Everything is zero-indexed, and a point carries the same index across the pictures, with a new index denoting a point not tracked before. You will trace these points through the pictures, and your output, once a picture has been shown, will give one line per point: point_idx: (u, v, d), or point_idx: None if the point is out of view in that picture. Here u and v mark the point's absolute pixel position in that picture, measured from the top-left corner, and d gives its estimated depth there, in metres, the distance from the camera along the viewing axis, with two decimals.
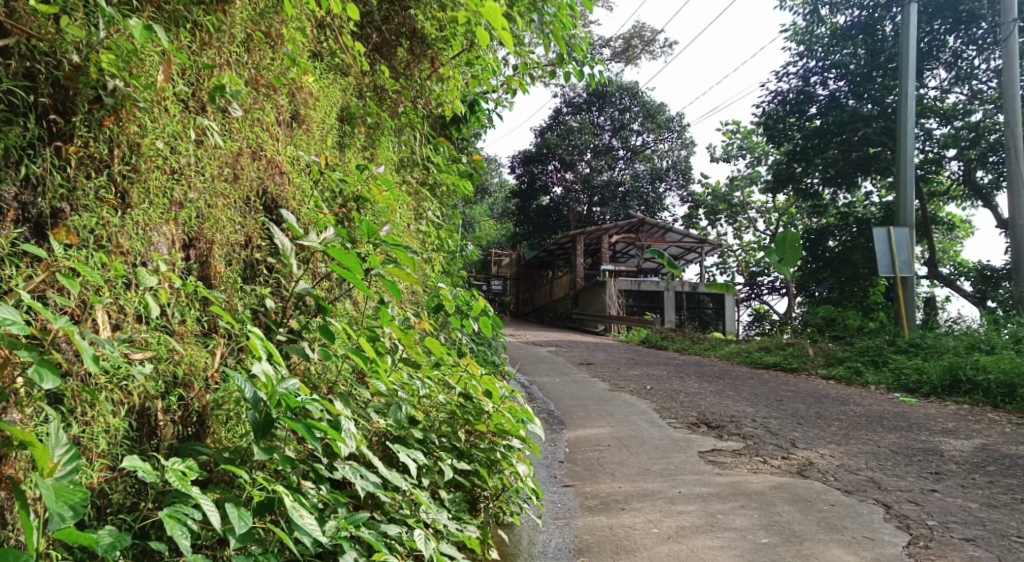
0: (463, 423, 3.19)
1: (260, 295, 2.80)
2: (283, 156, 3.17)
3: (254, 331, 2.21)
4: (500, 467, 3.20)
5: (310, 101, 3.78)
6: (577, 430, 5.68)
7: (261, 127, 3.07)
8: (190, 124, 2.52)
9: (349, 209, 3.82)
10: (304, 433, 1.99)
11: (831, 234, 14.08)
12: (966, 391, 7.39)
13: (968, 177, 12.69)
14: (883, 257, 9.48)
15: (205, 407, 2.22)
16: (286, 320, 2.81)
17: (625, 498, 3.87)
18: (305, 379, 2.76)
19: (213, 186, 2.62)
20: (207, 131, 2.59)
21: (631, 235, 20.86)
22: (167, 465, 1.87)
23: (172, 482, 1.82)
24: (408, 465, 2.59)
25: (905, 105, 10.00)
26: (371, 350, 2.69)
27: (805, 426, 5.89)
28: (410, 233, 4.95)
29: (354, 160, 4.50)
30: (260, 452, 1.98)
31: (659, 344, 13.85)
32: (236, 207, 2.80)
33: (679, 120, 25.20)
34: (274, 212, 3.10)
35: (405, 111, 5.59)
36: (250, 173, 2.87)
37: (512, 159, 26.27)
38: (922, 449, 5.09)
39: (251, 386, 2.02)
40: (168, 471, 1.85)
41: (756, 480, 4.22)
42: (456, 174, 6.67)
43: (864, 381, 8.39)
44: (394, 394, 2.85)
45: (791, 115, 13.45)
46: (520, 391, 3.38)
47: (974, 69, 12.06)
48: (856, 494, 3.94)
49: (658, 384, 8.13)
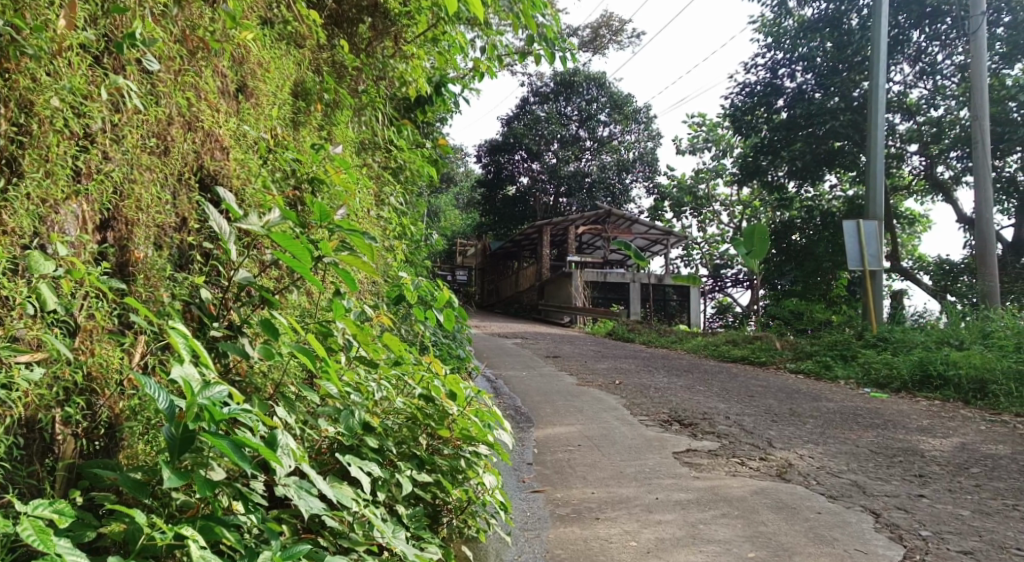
0: (424, 428, 2.90)
1: (193, 285, 2.48)
2: (225, 131, 2.88)
3: (177, 328, 1.91)
4: (466, 478, 2.91)
5: (256, 72, 3.52)
6: (546, 428, 5.41)
7: (197, 94, 2.77)
8: (101, 82, 2.20)
9: (303, 192, 3.52)
10: (228, 453, 1.66)
11: (795, 227, 13.82)
12: (938, 386, 7.24)
13: (929, 171, 12.63)
14: (852, 250, 9.30)
15: (116, 415, 1.95)
16: (222, 314, 2.51)
17: (600, 506, 3.61)
18: (245, 381, 2.48)
19: (135, 157, 2.31)
20: (124, 92, 2.27)
21: (598, 226, 20.63)
22: (25, 513, 1.54)
23: (28, 537, 1.51)
24: (361, 481, 2.31)
25: (876, 95, 9.85)
26: (318, 345, 2.39)
27: (780, 423, 5.66)
28: (370, 219, 4.63)
29: (310, 139, 4.17)
30: (171, 478, 1.67)
31: (625, 335, 13.64)
32: (166, 184, 2.49)
33: (646, 111, 24.95)
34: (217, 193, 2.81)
35: (367, 90, 5.25)
36: (181, 146, 2.56)
37: (479, 148, 25.88)
38: (902, 449, 4.88)
39: (166, 396, 1.70)
40: (25, 521, 1.53)
41: (736, 484, 3.99)
42: (421, 159, 6.32)
43: (834, 375, 8.23)
44: (347, 398, 2.54)
45: (760, 107, 13.25)
46: (486, 394, 3.09)
47: (937, 64, 11.99)
48: (842, 500, 3.70)
49: (627, 379, 7.88)
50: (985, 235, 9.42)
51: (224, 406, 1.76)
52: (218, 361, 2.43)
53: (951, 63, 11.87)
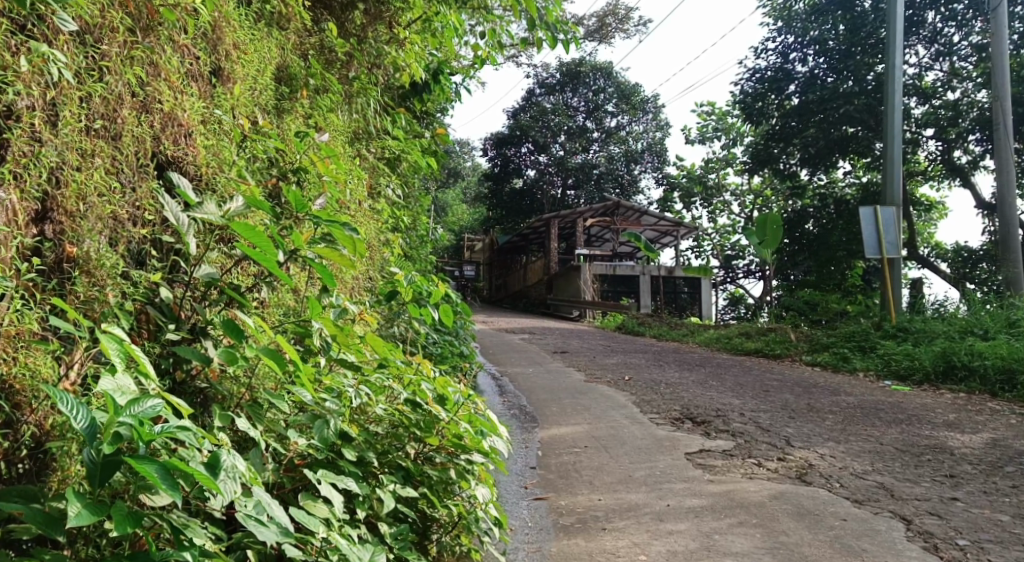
0: (411, 437, 2.65)
1: (150, 283, 2.26)
2: (190, 116, 2.66)
3: (110, 331, 1.67)
4: (458, 489, 2.66)
5: (233, 55, 3.31)
6: (551, 428, 5.15)
7: (155, 73, 2.54)
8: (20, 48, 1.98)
9: (284, 181, 3.30)
10: (153, 480, 1.38)
11: (809, 215, 13.46)
12: (962, 377, 6.92)
13: (945, 156, 12.30)
14: (869, 237, 8.94)
15: (45, 433, 1.71)
16: (185, 315, 2.28)
17: (607, 515, 3.36)
18: (212, 389, 2.26)
19: (69, 134, 2.09)
20: (50, 62, 2.04)
21: (606, 218, 20.34)
22: None
23: None
24: (332, 499, 2.08)
25: (893, 77, 9.51)
26: (290, 349, 2.19)
27: (797, 420, 5.38)
28: (363, 211, 4.39)
29: (295, 126, 3.91)
30: (80, 512, 1.39)
31: (635, 329, 13.36)
32: (117, 172, 2.27)
33: (654, 101, 24.61)
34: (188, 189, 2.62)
35: (358, 76, 4.98)
36: (133, 128, 2.33)
37: (485, 142, 25.58)
38: (929, 447, 4.58)
39: (85, 413, 1.44)
40: None
41: (753, 488, 3.72)
42: (419, 149, 6.06)
43: (852, 367, 7.92)
44: (322, 406, 2.32)
45: (770, 93, 12.93)
46: (479, 398, 2.85)
47: (953, 45, 11.62)
48: (869, 505, 3.43)
49: (636, 374, 7.61)
50: (1008, 219, 9.05)
51: (153, 424, 1.49)
52: (177, 367, 2.21)
53: (968, 44, 11.48)
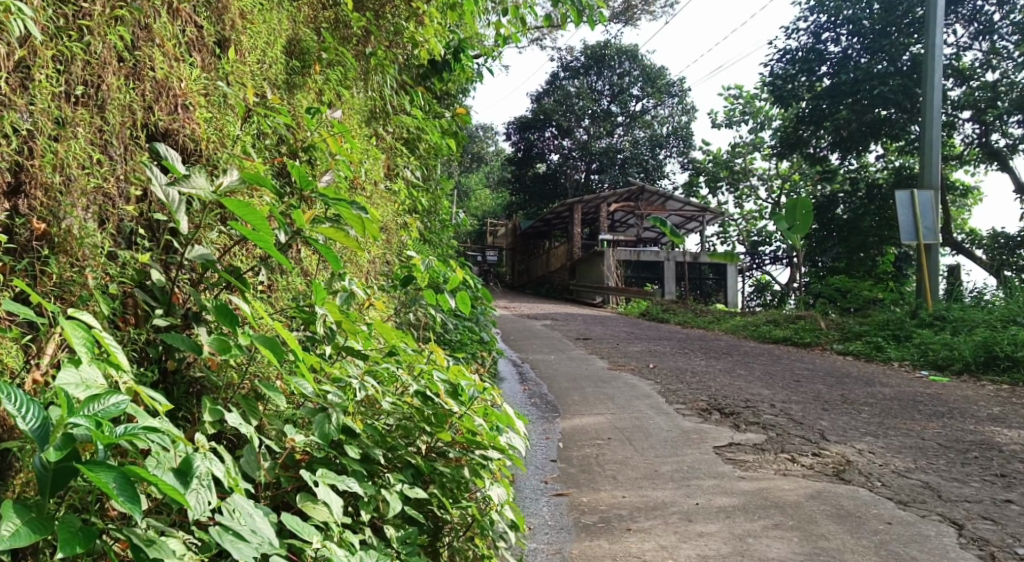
0: (423, 432, 2.46)
1: (140, 265, 2.08)
2: (189, 85, 2.47)
3: (75, 319, 1.49)
4: (471, 489, 2.47)
5: (239, 24, 3.09)
6: (573, 419, 4.94)
7: (148, 37, 2.34)
8: None
9: (293, 160, 3.10)
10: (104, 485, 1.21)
11: (839, 200, 13.09)
12: (1006, 368, 6.61)
13: (983, 139, 11.90)
14: (906, 222, 8.61)
15: (7, 430, 1.55)
16: (177, 303, 2.10)
17: (631, 514, 3.16)
18: (207, 380, 2.08)
19: (40, 97, 1.91)
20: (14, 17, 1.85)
21: (630, 203, 20.03)
22: None
23: None
24: (329, 501, 1.89)
25: (932, 57, 9.11)
26: (289, 338, 1.99)
27: (833, 412, 5.13)
28: (379, 191, 4.19)
29: (306, 101, 3.69)
30: (22, 525, 1.23)
31: (660, 316, 13.09)
32: (104, 143, 2.10)
33: (680, 84, 24.20)
34: (186, 163, 2.44)
35: (375, 52, 4.71)
36: (118, 95, 2.15)
37: (508, 126, 25.31)
38: (976, 443, 4.33)
39: (36, 413, 1.29)
40: None
41: (788, 486, 3.50)
42: (439, 129, 5.85)
43: (887, 357, 7.64)
44: (325, 398, 2.14)
45: (801, 74, 12.54)
46: (495, 390, 2.65)
47: (994, 23, 11.16)
48: (915, 507, 3.19)
49: (661, 363, 7.38)
50: None
51: (110, 427, 1.33)
52: (169, 358, 2.04)
53: (1009, 22, 11.05)
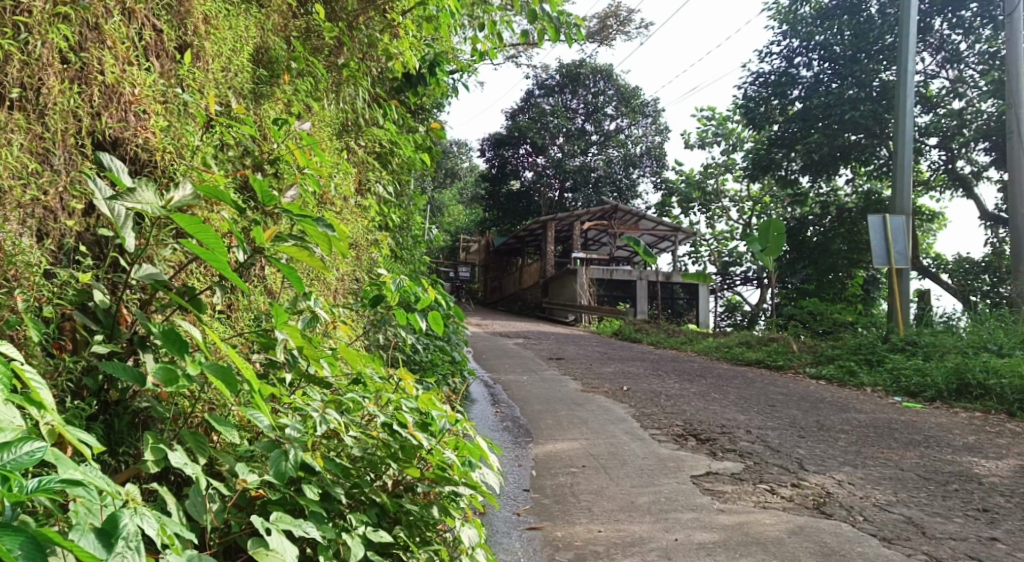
0: (390, 467, 2.28)
1: (81, 284, 1.90)
2: (144, 91, 2.29)
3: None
4: (440, 529, 2.31)
5: (202, 29, 2.90)
6: (546, 444, 4.78)
7: (98, 38, 2.17)
8: None
9: (259, 173, 2.92)
10: None
11: (809, 223, 13.10)
12: (978, 396, 6.56)
13: (949, 165, 11.97)
14: (878, 247, 8.61)
15: None
16: (121, 326, 1.92)
17: (607, 550, 3.01)
18: (152, 411, 1.90)
19: None
20: None
21: (603, 222, 19.97)
22: None
23: None
24: (282, 548, 1.74)
25: (903, 83, 9.13)
26: (244, 367, 1.82)
27: (809, 440, 5.02)
28: (348, 207, 4.01)
29: (274, 111, 3.51)
30: None
31: (632, 335, 12.98)
32: (41, 149, 1.94)
33: (655, 105, 24.24)
34: (137, 175, 2.25)
35: (348, 63, 4.55)
36: (58, 101, 1.98)
37: (482, 142, 25.23)
38: (955, 475, 4.23)
39: None
40: None
41: (769, 520, 3.37)
42: (412, 145, 5.70)
43: (859, 383, 7.57)
44: (281, 435, 1.97)
45: (774, 97, 12.61)
46: (467, 420, 2.49)
47: (960, 53, 11.28)
48: (899, 545, 3.08)
49: (635, 385, 7.25)
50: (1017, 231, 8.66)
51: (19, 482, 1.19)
52: (111, 387, 1.86)
53: (974, 52, 11.18)
